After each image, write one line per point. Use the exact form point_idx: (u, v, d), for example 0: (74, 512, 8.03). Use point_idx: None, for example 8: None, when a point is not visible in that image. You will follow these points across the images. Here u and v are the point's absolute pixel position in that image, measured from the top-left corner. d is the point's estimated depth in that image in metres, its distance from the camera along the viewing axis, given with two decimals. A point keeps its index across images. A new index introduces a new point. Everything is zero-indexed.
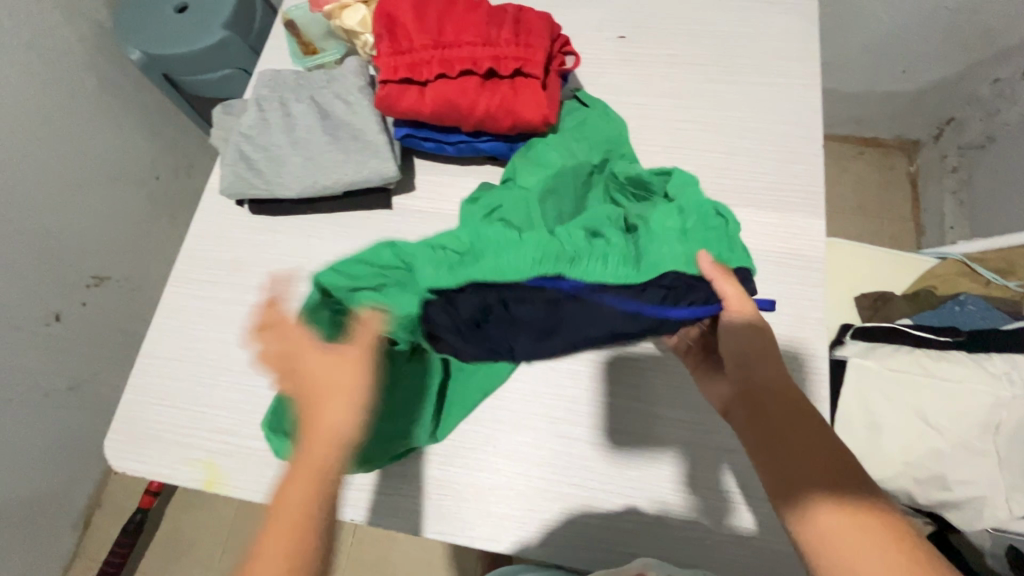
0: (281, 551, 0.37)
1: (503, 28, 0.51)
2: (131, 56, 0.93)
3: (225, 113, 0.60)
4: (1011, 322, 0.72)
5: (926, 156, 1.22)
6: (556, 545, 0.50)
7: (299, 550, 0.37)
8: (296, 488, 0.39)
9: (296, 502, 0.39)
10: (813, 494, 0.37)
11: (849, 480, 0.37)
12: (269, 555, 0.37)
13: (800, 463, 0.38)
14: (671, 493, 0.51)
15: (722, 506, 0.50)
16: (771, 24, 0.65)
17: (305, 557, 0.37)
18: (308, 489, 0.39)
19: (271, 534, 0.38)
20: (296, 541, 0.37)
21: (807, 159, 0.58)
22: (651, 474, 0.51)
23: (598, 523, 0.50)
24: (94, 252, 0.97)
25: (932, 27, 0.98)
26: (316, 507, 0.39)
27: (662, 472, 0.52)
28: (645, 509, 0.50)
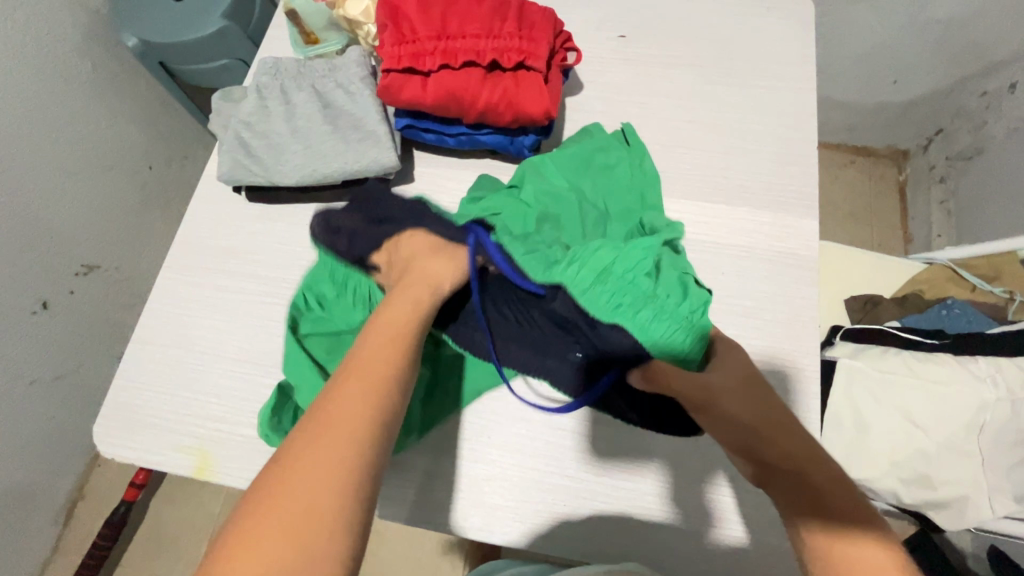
0: (340, 435, 0.35)
1: (507, 21, 0.52)
2: (127, 43, 0.93)
3: (224, 100, 0.60)
4: (995, 326, 0.73)
5: (915, 166, 1.24)
6: (549, 536, 0.50)
7: (355, 438, 0.35)
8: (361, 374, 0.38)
9: (353, 389, 0.37)
10: (831, 532, 0.35)
11: (855, 516, 0.36)
12: (319, 444, 0.34)
13: (816, 504, 0.37)
14: (654, 497, 0.51)
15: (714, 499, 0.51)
16: (769, 28, 0.66)
17: (363, 441, 0.35)
18: (378, 376, 0.38)
19: (323, 420, 0.35)
20: (351, 425, 0.35)
21: (802, 160, 0.59)
22: (631, 479, 0.52)
23: (591, 515, 0.51)
24: (85, 240, 0.96)
25: (924, 39, 1.00)
26: (385, 391, 0.38)
27: (654, 471, 0.52)
28: (638, 504, 0.51)
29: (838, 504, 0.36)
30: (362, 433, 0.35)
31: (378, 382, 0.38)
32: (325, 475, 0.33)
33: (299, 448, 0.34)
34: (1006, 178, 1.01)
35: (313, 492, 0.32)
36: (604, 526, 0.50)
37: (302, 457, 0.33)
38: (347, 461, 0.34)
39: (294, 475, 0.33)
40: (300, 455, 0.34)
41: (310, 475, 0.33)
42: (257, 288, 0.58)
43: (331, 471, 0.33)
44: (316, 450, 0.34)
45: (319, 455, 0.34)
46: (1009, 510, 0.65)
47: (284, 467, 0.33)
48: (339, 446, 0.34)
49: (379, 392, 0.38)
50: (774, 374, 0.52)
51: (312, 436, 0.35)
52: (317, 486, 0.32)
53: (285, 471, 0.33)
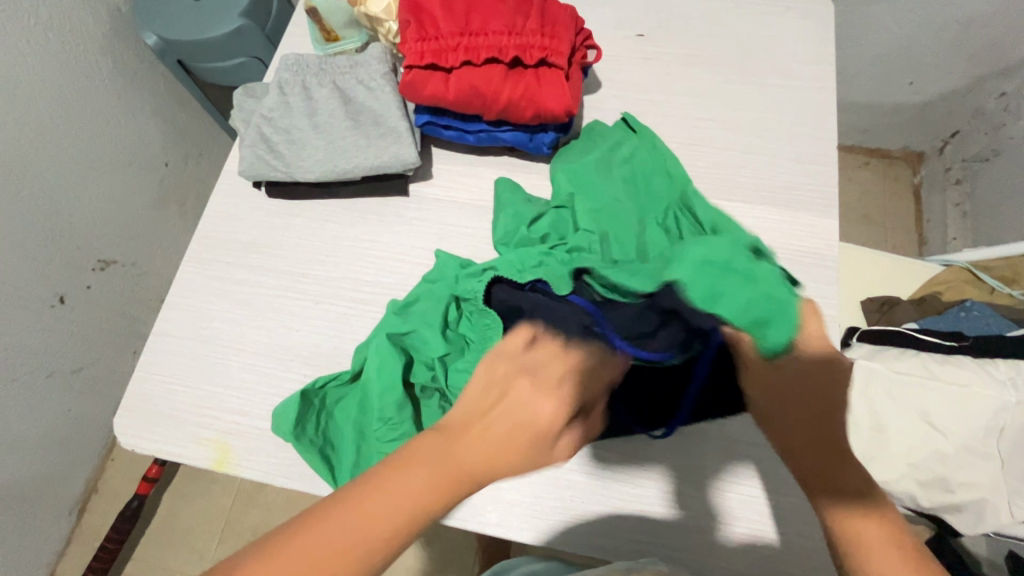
0: (362, 533, 0.28)
1: (529, 18, 0.52)
2: (147, 41, 0.93)
3: (246, 96, 0.61)
4: (1015, 329, 0.73)
5: (930, 168, 1.23)
6: (562, 531, 0.50)
7: (379, 542, 0.28)
8: (437, 460, 0.31)
9: (413, 474, 0.30)
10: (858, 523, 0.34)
11: (871, 502, 0.35)
12: (347, 519, 0.28)
13: (845, 492, 0.35)
14: (673, 494, 0.51)
15: (732, 499, 0.51)
16: (789, 27, 0.66)
17: (373, 561, 0.28)
18: (451, 473, 0.31)
19: (371, 500, 0.29)
20: (383, 530, 0.29)
21: (822, 159, 0.59)
22: (638, 482, 0.51)
23: (605, 511, 0.51)
24: (104, 235, 0.97)
25: (941, 40, 1.00)
26: (436, 506, 0.30)
27: (667, 469, 0.52)
28: (653, 501, 0.51)
29: (855, 484, 0.35)
30: (383, 544, 0.28)
31: (443, 484, 0.30)
32: (326, 566, 0.27)
33: (336, 497, 0.29)
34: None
35: (309, 571, 0.27)
36: (618, 524, 0.50)
37: (325, 522, 0.28)
38: (352, 558, 0.28)
39: (303, 529, 0.28)
40: (331, 505, 0.29)
41: (315, 549, 0.27)
42: (277, 283, 0.59)
43: (329, 565, 0.27)
44: (341, 524, 0.28)
45: (338, 536, 0.28)
46: None
47: (313, 515, 0.28)
48: (357, 538, 0.28)
49: (436, 496, 0.30)
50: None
51: (352, 500, 0.29)
52: (313, 563, 0.27)
53: (309, 520, 0.28)
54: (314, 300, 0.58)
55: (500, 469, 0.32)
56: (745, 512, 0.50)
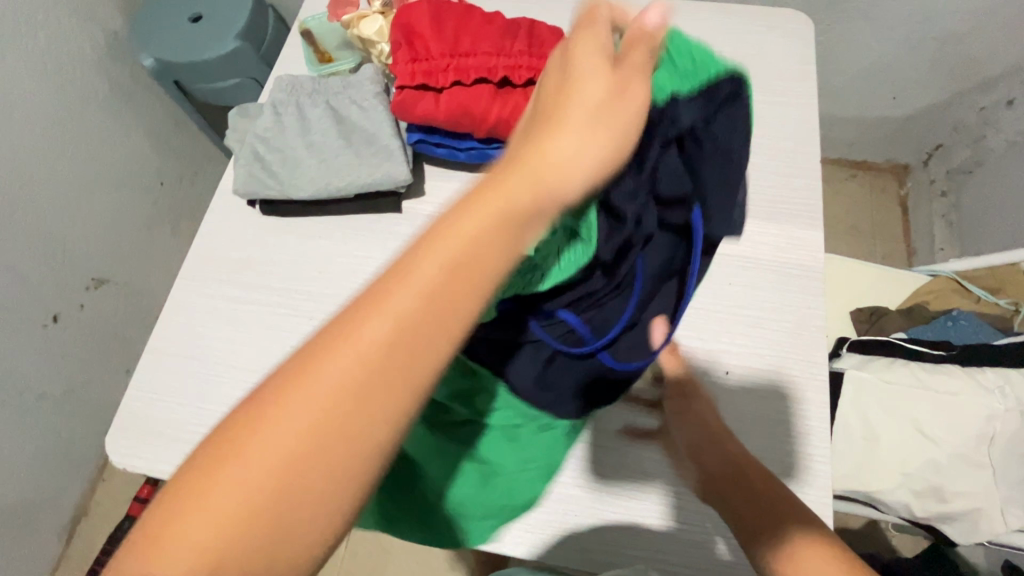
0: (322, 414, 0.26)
1: (517, 39, 0.54)
2: (143, 63, 0.94)
3: (241, 116, 0.62)
4: (1002, 337, 0.73)
5: (916, 180, 1.25)
6: (558, 545, 0.50)
7: (344, 414, 0.27)
8: (374, 316, 0.28)
9: (350, 343, 0.27)
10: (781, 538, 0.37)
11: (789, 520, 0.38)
12: (296, 416, 0.26)
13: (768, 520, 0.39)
14: (667, 506, 0.51)
15: None
16: (772, 45, 0.68)
17: (357, 431, 0.27)
18: (402, 321, 0.28)
19: (309, 382, 0.27)
20: (344, 402, 0.27)
21: (806, 173, 0.60)
22: (634, 495, 0.51)
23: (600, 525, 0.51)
24: (98, 253, 0.97)
25: (921, 57, 1.02)
26: (395, 356, 0.28)
27: (662, 481, 0.52)
28: (647, 514, 0.51)
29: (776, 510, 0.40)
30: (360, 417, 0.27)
31: (396, 331, 0.28)
32: (308, 453, 0.26)
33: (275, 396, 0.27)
34: (1008, 192, 1.02)
35: (287, 468, 0.26)
36: (615, 537, 0.50)
37: (271, 428, 0.26)
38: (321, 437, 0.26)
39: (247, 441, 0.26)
40: (273, 408, 0.27)
41: (277, 449, 0.26)
42: (271, 300, 0.59)
43: (305, 455, 0.26)
44: (292, 418, 0.27)
45: (290, 431, 0.26)
46: None
47: (250, 422, 0.27)
48: (315, 421, 0.27)
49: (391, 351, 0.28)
50: (782, 383, 0.53)
51: (291, 391, 0.27)
52: (288, 461, 0.26)
53: (248, 431, 0.27)
54: (307, 317, 0.58)
55: (475, 284, 0.29)
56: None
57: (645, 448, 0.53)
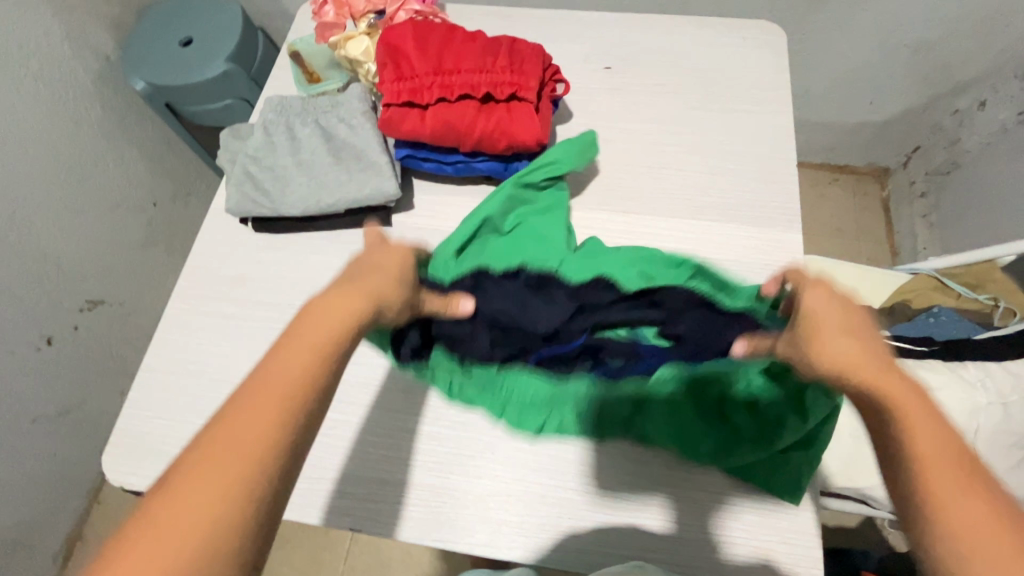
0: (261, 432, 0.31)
1: (499, 57, 0.55)
2: (135, 86, 0.96)
3: (232, 137, 0.63)
4: (982, 332, 0.75)
5: (897, 181, 1.28)
6: (556, 551, 0.51)
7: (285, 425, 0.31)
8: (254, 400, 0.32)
9: (273, 372, 0.33)
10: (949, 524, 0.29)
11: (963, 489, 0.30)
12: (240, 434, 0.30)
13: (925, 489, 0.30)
14: (665, 512, 0.51)
15: (738, 526, 0.50)
16: (747, 56, 0.70)
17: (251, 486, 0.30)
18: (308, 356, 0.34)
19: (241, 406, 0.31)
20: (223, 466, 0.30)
21: (784, 178, 0.62)
22: (637, 508, 0.51)
23: (597, 530, 0.51)
24: (93, 275, 0.98)
25: (895, 63, 1.05)
26: (308, 378, 0.33)
27: (657, 488, 0.52)
28: (647, 522, 0.51)
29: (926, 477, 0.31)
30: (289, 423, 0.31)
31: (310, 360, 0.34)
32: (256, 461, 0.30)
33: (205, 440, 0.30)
34: (985, 191, 1.05)
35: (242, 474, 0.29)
36: (611, 539, 0.51)
37: (221, 444, 0.30)
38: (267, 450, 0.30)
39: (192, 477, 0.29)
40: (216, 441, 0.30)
41: (229, 463, 0.30)
42: (264, 315, 0.60)
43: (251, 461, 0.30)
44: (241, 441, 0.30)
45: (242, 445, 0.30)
46: None
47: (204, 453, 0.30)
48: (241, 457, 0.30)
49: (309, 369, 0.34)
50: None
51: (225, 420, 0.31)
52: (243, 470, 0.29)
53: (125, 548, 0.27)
54: None
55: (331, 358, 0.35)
56: (742, 536, 0.50)
57: (641, 454, 0.54)
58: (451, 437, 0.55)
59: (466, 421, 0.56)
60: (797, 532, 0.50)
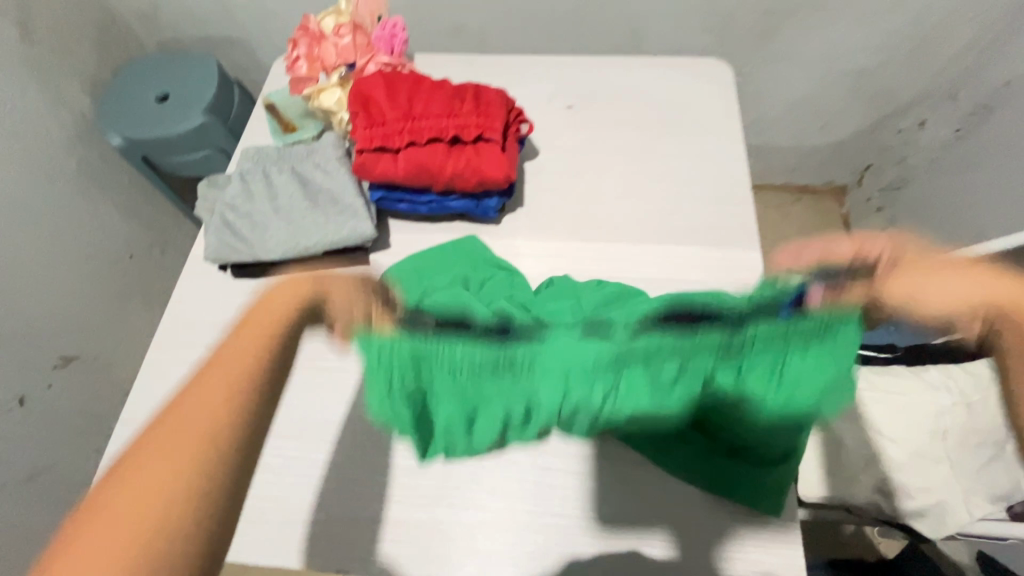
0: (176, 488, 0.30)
1: (465, 102, 0.59)
2: (112, 141, 0.97)
3: (210, 187, 0.65)
4: (941, 336, 0.79)
5: (854, 198, 1.35)
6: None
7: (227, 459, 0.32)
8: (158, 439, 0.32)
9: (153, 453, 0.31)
10: None
11: None
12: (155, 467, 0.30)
13: None
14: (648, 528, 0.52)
15: (741, 559, 0.51)
16: (700, 90, 0.75)
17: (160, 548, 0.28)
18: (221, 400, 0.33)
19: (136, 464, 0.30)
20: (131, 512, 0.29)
21: (741, 201, 0.66)
22: (636, 540, 0.52)
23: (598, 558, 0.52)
24: (67, 330, 0.97)
25: (838, 90, 1.13)
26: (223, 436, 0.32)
27: (656, 522, 0.53)
28: (638, 548, 0.52)
29: None
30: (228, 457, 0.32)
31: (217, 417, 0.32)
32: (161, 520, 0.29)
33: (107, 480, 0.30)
34: (934, 204, 1.11)
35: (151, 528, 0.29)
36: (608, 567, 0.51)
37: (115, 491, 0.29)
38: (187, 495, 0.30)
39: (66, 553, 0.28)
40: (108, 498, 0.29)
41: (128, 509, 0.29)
42: None
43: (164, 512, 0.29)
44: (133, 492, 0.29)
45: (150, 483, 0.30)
46: (985, 512, 0.68)
47: (89, 514, 0.29)
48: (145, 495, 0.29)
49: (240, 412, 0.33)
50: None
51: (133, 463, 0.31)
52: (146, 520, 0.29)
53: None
54: None
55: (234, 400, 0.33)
56: (749, 568, 0.51)
57: (631, 481, 0.55)
58: (435, 469, 0.55)
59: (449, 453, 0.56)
60: (771, 540, 0.51)
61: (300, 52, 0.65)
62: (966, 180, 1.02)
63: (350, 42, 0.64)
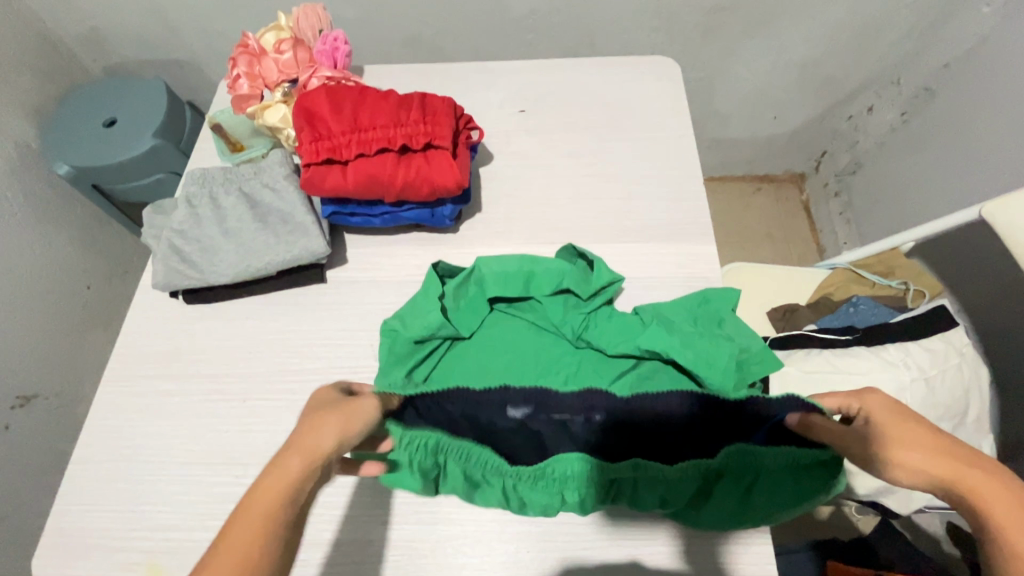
0: (228, 571, 0.28)
1: (412, 110, 0.58)
2: (58, 171, 0.94)
3: (155, 213, 0.63)
4: (899, 315, 0.81)
5: (812, 185, 1.38)
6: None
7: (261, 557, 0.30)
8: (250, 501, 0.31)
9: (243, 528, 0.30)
10: None
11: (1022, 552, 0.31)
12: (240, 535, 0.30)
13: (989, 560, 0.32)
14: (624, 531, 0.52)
15: (750, 558, 0.50)
16: (646, 87, 0.76)
17: None
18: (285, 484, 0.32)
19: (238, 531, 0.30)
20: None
21: (693, 195, 0.67)
22: (643, 547, 0.51)
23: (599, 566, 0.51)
24: (23, 368, 0.92)
25: (789, 83, 1.15)
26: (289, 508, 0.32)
27: (660, 525, 0.52)
28: (632, 554, 0.51)
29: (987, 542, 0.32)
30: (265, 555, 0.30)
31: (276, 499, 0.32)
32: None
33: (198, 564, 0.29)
34: (888, 185, 1.14)
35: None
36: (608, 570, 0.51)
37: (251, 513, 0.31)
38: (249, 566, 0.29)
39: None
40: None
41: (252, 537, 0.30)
42: (202, 386, 0.59)
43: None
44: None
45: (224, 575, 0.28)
46: None
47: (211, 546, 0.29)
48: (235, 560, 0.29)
49: (298, 490, 0.33)
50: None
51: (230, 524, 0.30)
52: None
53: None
54: (242, 398, 0.58)
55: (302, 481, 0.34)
56: (755, 565, 0.50)
57: None
58: (404, 485, 0.55)
59: None
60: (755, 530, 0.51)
61: (239, 70, 0.62)
62: (918, 160, 1.05)
63: (292, 57, 0.62)
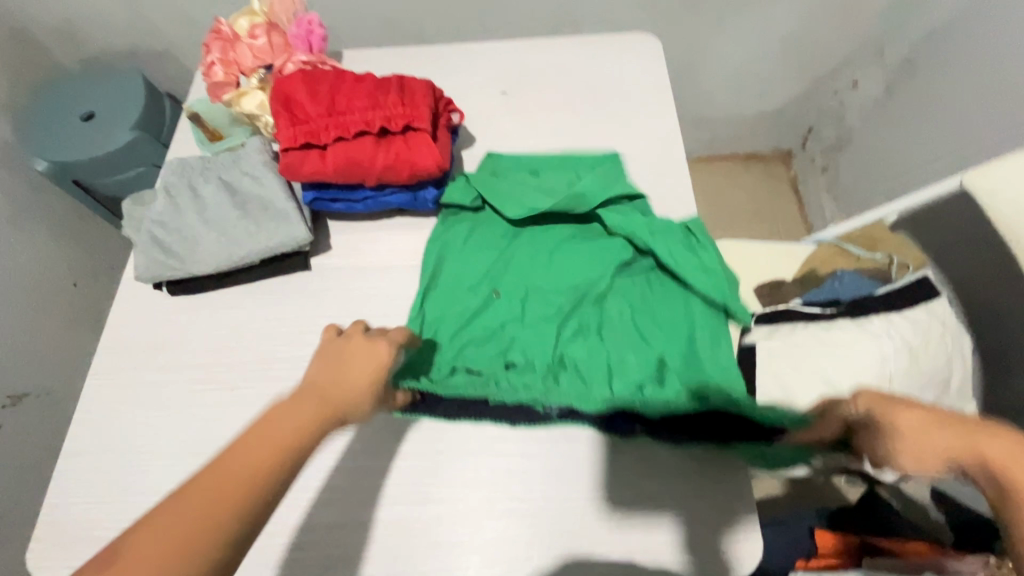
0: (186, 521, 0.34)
1: (389, 92, 0.57)
2: (37, 167, 0.93)
3: (135, 205, 0.63)
4: (881, 287, 0.82)
5: (799, 161, 1.38)
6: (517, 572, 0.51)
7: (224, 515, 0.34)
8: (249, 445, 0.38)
9: (237, 459, 0.36)
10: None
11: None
12: (233, 470, 0.36)
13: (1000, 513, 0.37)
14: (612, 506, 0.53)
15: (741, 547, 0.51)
16: (629, 65, 0.76)
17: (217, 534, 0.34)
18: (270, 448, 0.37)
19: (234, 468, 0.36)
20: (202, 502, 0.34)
21: (676, 173, 0.67)
22: (633, 534, 0.52)
23: (598, 560, 0.51)
24: (13, 367, 0.92)
25: (774, 60, 1.15)
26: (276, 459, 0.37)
27: (656, 520, 0.52)
28: (621, 534, 0.52)
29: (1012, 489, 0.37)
30: (245, 491, 0.35)
31: (253, 469, 0.36)
32: (177, 537, 0.33)
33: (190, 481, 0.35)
34: (872, 161, 1.15)
35: (183, 537, 0.33)
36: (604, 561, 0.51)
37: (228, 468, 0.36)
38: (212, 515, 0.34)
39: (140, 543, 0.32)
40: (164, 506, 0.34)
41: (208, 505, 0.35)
42: (190, 377, 0.59)
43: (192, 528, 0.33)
44: (175, 514, 0.33)
45: (208, 495, 0.34)
46: None
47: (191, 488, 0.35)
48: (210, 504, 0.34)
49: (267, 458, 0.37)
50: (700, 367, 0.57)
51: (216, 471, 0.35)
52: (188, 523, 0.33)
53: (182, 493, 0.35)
54: (230, 387, 0.58)
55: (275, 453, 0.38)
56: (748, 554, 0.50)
57: (599, 457, 0.55)
58: (395, 468, 0.55)
59: (406, 450, 0.56)
60: (743, 512, 0.52)
61: (214, 57, 0.62)
62: (902, 134, 1.06)
63: (266, 42, 0.61)
